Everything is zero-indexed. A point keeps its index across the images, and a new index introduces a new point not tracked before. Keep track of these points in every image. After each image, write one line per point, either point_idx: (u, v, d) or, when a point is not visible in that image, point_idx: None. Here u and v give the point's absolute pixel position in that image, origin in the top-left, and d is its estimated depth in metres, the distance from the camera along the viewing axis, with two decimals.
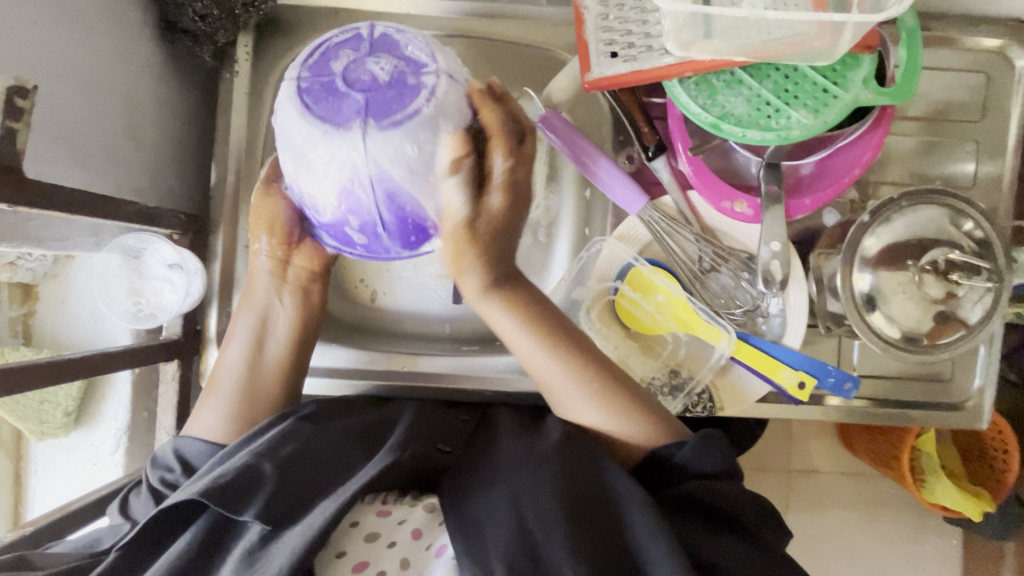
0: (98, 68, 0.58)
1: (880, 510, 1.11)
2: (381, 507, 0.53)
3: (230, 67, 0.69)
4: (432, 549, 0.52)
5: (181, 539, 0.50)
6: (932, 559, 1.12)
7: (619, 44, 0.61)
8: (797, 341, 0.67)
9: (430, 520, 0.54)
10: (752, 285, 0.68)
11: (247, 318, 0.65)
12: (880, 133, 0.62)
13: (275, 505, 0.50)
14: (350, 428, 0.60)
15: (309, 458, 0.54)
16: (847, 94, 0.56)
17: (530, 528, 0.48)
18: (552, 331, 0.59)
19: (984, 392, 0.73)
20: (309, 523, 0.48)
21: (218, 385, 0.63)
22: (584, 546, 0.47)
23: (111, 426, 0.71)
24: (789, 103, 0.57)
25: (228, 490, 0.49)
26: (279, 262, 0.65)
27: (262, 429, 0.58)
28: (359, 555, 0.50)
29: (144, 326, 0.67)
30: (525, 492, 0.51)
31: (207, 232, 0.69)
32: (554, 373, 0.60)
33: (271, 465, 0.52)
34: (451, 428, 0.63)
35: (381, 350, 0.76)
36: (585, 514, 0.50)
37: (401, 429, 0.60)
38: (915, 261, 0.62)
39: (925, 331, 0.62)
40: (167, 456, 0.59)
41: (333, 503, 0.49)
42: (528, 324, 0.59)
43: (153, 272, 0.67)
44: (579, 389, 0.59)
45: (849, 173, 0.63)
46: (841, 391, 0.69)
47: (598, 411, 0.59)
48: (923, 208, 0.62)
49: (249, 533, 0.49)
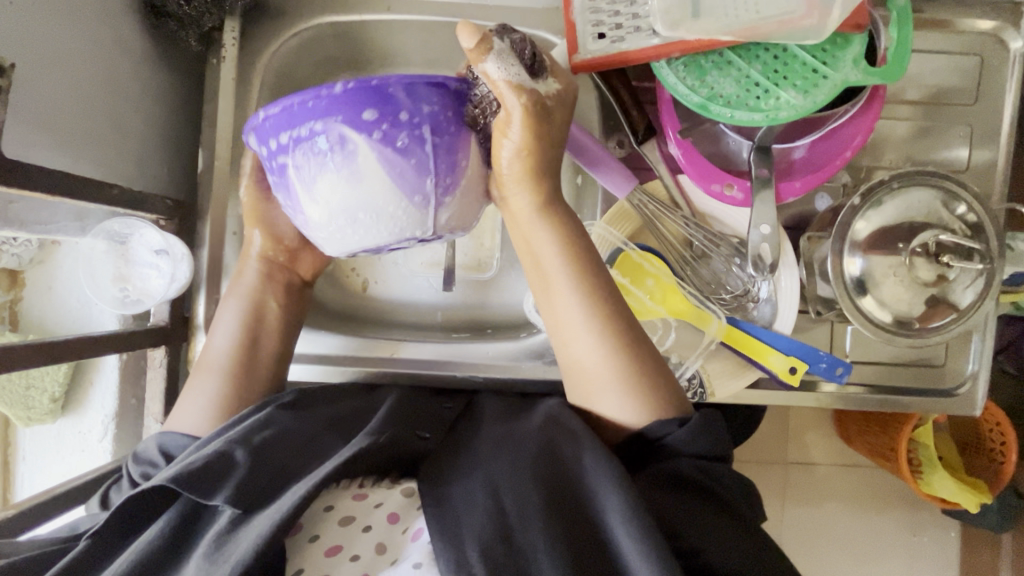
0: (81, 50, 0.58)
1: (876, 502, 1.11)
2: (357, 490, 0.53)
3: (217, 52, 0.69)
4: (409, 533, 0.51)
5: (154, 527, 0.50)
6: (928, 550, 1.11)
7: (607, 25, 0.60)
8: (789, 327, 0.66)
9: (408, 504, 0.53)
10: (742, 270, 0.68)
11: (232, 303, 0.65)
12: (872, 115, 0.61)
13: (249, 490, 0.49)
14: (331, 416, 0.60)
15: (283, 444, 0.54)
16: (837, 74, 0.55)
17: (506, 511, 0.48)
18: (608, 315, 0.55)
19: (977, 378, 0.73)
20: (279, 506, 0.47)
21: (205, 365, 0.63)
22: (561, 530, 0.47)
23: (99, 413, 0.71)
24: (778, 84, 0.57)
25: (197, 475, 0.49)
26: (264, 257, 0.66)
27: (239, 418, 0.57)
28: (333, 539, 0.50)
29: (131, 311, 0.67)
30: (505, 477, 0.51)
31: (195, 218, 0.69)
32: (595, 358, 0.55)
33: (243, 451, 0.51)
34: (434, 414, 0.63)
35: (372, 338, 0.76)
36: (564, 499, 0.49)
37: (383, 413, 0.60)
38: (906, 244, 0.61)
39: (916, 315, 0.62)
40: (150, 450, 0.57)
41: (305, 485, 0.49)
42: (590, 312, 0.55)
43: (140, 258, 0.66)
44: (607, 370, 0.55)
45: (841, 155, 0.63)
46: (834, 376, 0.68)
47: (618, 398, 0.55)
48: (914, 190, 0.62)
49: (221, 519, 0.48)
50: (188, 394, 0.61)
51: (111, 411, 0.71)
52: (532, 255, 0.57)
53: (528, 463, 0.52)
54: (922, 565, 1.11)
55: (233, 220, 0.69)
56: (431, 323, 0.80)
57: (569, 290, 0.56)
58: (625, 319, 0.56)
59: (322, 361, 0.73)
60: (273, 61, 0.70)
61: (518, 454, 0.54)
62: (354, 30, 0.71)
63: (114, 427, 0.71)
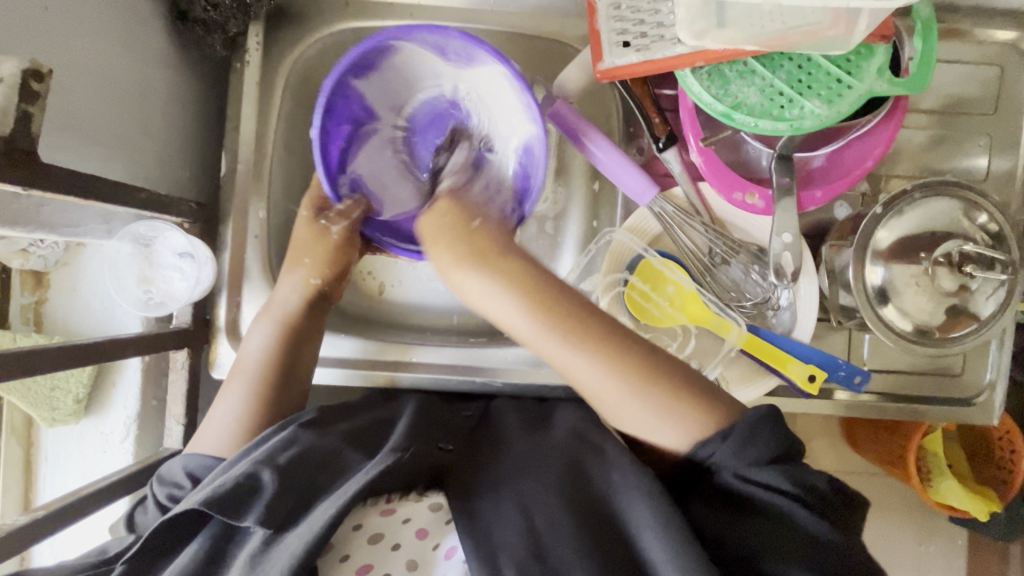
0: (111, 55, 0.58)
1: (885, 509, 1.10)
2: (385, 507, 0.54)
3: (240, 57, 0.70)
4: (440, 550, 0.52)
5: (188, 548, 0.50)
6: (939, 559, 1.11)
7: (632, 34, 0.61)
8: (808, 335, 0.66)
9: (436, 519, 0.54)
10: (763, 278, 0.68)
11: (264, 326, 0.65)
12: (893, 126, 0.62)
13: (279, 509, 0.50)
14: (354, 428, 0.61)
15: (308, 460, 0.54)
16: (861, 85, 0.55)
17: (538, 530, 0.48)
18: (620, 347, 0.54)
19: (994, 387, 0.73)
20: (311, 524, 0.48)
21: (241, 368, 0.65)
22: (594, 551, 0.47)
23: (121, 415, 0.71)
24: (802, 93, 0.57)
25: (227, 498, 0.49)
26: (306, 282, 0.66)
27: (264, 437, 0.58)
28: (364, 558, 0.52)
29: (155, 314, 0.67)
30: (531, 497, 0.51)
31: (218, 220, 0.69)
32: (601, 382, 0.54)
33: (269, 472, 0.52)
34: (454, 426, 0.64)
35: (388, 341, 0.76)
36: (593, 518, 0.49)
37: (403, 428, 0.60)
38: (928, 254, 0.61)
39: (937, 324, 0.62)
40: (176, 473, 0.58)
41: (335, 502, 0.49)
42: (597, 349, 0.54)
43: (164, 261, 0.67)
44: (621, 390, 0.54)
45: (860, 166, 0.63)
46: (851, 385, 0.69)
47: (663, 425, 0.53)
48: (936, 200, 0.62)
49: (252, 539, 0.49)
50: (222, 398, 0.63)
51: (132, 413, 0.71)
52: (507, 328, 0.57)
53: (556, 481, 0.53)
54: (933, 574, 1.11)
55: (255, 223, 0.69)
56: (447, 326, 0.80)
57: (545, 341, 0.55)
58: (639, 349, 0.55)
59: (339, 363, 0.73)
60: (297, 66, 0.71)
61: (543, 472, 0.54)
62: (376, 36, 0.72)
63: (135, 429, 0.71)
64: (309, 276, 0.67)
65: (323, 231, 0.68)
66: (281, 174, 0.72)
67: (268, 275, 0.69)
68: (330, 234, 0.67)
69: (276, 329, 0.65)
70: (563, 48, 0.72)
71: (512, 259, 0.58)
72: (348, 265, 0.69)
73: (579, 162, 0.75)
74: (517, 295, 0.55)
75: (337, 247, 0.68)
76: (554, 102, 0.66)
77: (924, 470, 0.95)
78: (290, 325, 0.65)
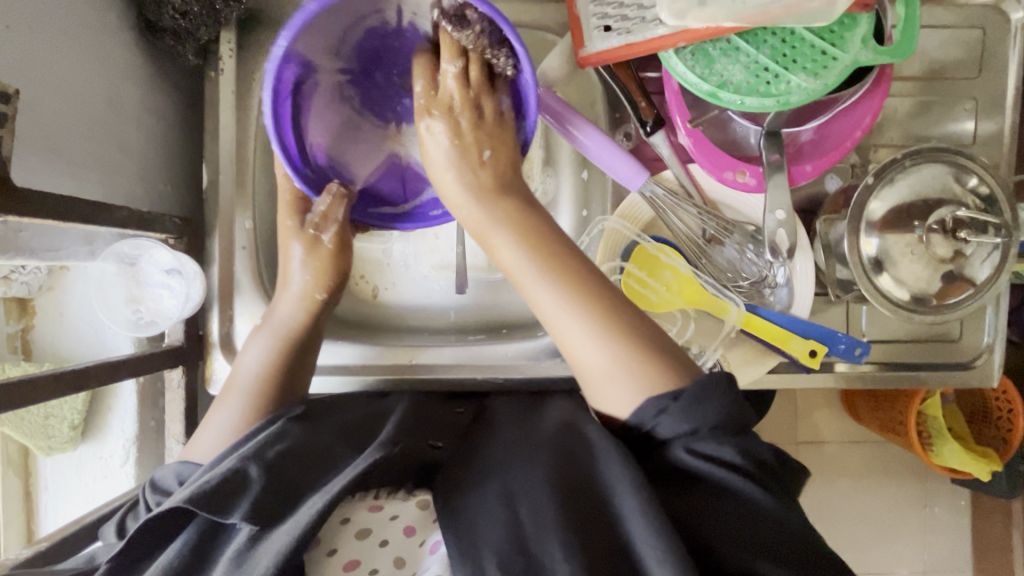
0: (80, 68, 0.57)
1: (887, 477, 1.11)
2: (372, 503, 0.54)
3: (214, 65, 0.68)
4: (427, 546, 0.52)
5: (174, 545, 0.49)
6: (942, 521, 1.12)
7: (613, 17, 0.60)
8: (806, 311, 0.66)
9: (424, 517, 0.54)
10: (758, 256, 0.67)
11: (264, 339, 0.64)
12: (880, 95, 0.61)
13: (264, 508, 0.48)
14: (344, 424, 0.61)
15: (296, 457, 0.53)
16: (847, 55, 0.55)
17: (524, 521, 0.48)
18: (598, 309, 0.54)
19: (993, 349, 0.73)
20: (298, 520, 0.47)
21: (234, 385, 0.63)
22: (575, 536, 0.47)
23: (119, 439, 0.70)
24: (788, 68, 0.56)
25: (211, 495, 0.48)
26: (309, 295, 0.65)
27: (253, 432, 0.57)
28: (351, 554, 0.51)
29: (146, 333, 0.66)
30: (524, 486, 0.51)
31: (203, 234, 0.68)
32: (577, 330, 0.54)
33: (257, 467, 0.50)
34: (443, 424, 0.64)
35: (384, 345, 0.75)
36: (582, 501, 0.49)
37: (392, 426, 0.60)
38: (921, 222, 0.61)
39: (935, 292, 0.63)
40: (167, 481, 0.56)
41: (322, 498, 0.48)
42: (568, 298, 0.54)
43: (151, 279, 0.65)
44: (602, 370, 0.54)
45: (850, 136, 0.63)
46: (852, 356, 0.69)
47: (623, 395, 0.53)
48: (927, 166, 0.62)
49: (238, 536, 0.48)
50: (216, 415, 0.61)
51: (130, 436, 0.70)
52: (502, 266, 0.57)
53: (547, 467, 0.53)
54: (935, 536, 1.12)
55: (241, 234, 0.68)
56: (442, 326, 0.80)
57: (545, 287, 0.55)
58: (634, 322, 0.55)
59: (336, 370, 0.73)
60: None
61: (535, 463, 0.54)
62: None
63: (135, 450, 0.71)
64: (299, 283, 0.65)
65: (316, 240, 0.65)
66: (264, 182, 0.70)
67: (259, 287, 0.68)
68: (323, 243, 0.64)
69: (285, 344, 0.64)
70: (542, 35, 0.70)
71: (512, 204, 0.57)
72: (344, 271, 0.67)
73: (566, 151, 0.74)
74: (539, 261, 0.55)
75: (331, 255, 0.65)
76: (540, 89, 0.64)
77: (923, 434, 0.96)
78: (290, 340, 0.64)
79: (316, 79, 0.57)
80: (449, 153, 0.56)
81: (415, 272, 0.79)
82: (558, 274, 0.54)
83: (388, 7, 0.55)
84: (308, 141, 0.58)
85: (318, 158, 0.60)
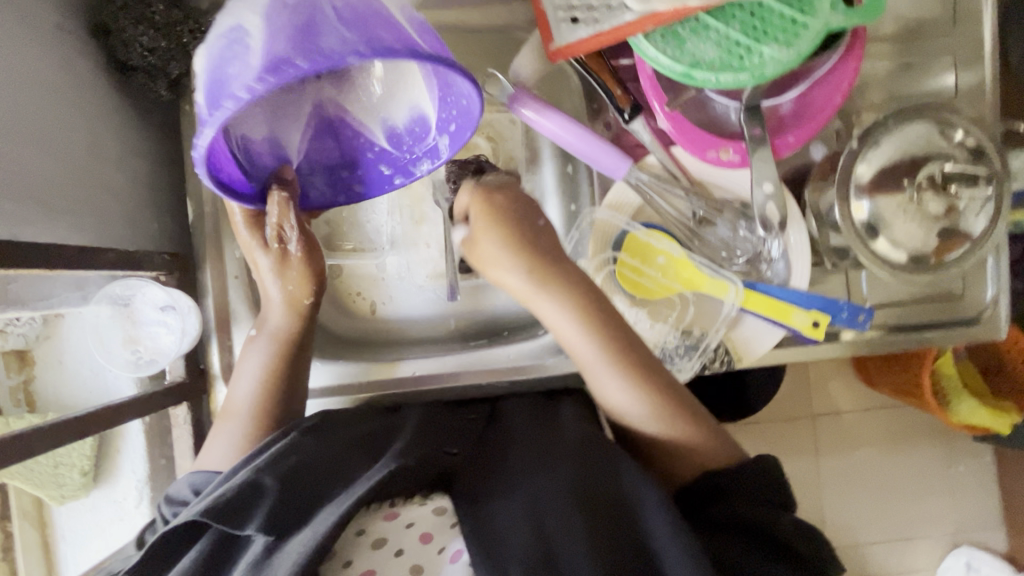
0: (59, 116, 0.57)
1: (909, 441, 1.11)
2: (388, 511, 0.54)
3: (188, 97, 0.68)
4: (445, 553, 0.51)
5: (188, 554, 0.50)
6: (969, 481, 1.12)
7: (579, 9, 0.60)
8: (805, 283, 0.66)
9: (441, 522, 0.53)
10: (751, 232, 0.67)
11: (261, 345, 0.64)
12: (856, 59, 0.61)
13: (282, 517, 0.49)
14: (356, 435, 0.60)
15: (309, 470, 0.53)
16: (816, 21, 0.54)
17: (548, 529, 0.48)
18: (607, 337, 0.61)
19: (998, 301, 0.72)
20: (314, 529, 0.47)
21: (230, 412, 0.64)
22: (601, 545, 0.47)
23: (131, 480, 0.70)
24: (759, 40, 0.55)
25: (228, 507, 0.49)
26: (296, 301, 0.63)
27: (266, 444, 0.57)
28: (368, 563, 0.50)
29: (148, 372, 0.65)
30: (542, 494, 0.51)
31: (194, 268, 0.68)
32: (586, 347, 0.61)
33: (271, 478, 0.51)
34: (458, 430, 0.63)
35: (388, 359, 0.75)
36: (602, 511, 0.50)
37: (406, 437, 0.59)
38: (911, 181, 0.61)
39: (931, 250, 0.62)
40: (183, 491, 0.58)
41: (336, 509, 0.48)
42: (601, 345, 0.60)
43: (146, 318, 0.65)
44: (597, 357, 0.61)
45: (829, 104, 0.63)
46: (855, 323, 0.69)
47: (615, 380, 0.60)
48: (911, 124, 0.61)
49: (253, 546, 0.49)
50: (214, 441, 0.63)
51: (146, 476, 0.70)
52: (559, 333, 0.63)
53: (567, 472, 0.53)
54: (964, 496, 1.12)
55: (233, 264, 0.68)
56: (445, 336, 0.79)
57: (579, 334, 0.61)
58: (640, 360, 0.61)
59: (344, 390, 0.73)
60: None
61: (556, 471, 0.54)
62: None
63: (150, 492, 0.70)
64: (277, 285, 0.63)
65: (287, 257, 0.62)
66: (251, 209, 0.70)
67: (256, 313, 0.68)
68: (290, 255, 0.62)
69: (280, 361, 0.63)
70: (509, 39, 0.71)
71: (564, 272, 0.62)
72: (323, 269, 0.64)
73: (548, 148, 0.74)
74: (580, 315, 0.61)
75: (306, 258, 0.62)
76: (512, 89, 0.66)
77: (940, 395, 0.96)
78: (286, 344, 0.63)
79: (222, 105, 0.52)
80: (504, 251, 0.62)
81: (409, 283, 0.79)
82: (588, 320, 0.61)
83: (248, 16, 0.44)
84: (251, 155, 0.56)
85: (257, 157, 0.57)
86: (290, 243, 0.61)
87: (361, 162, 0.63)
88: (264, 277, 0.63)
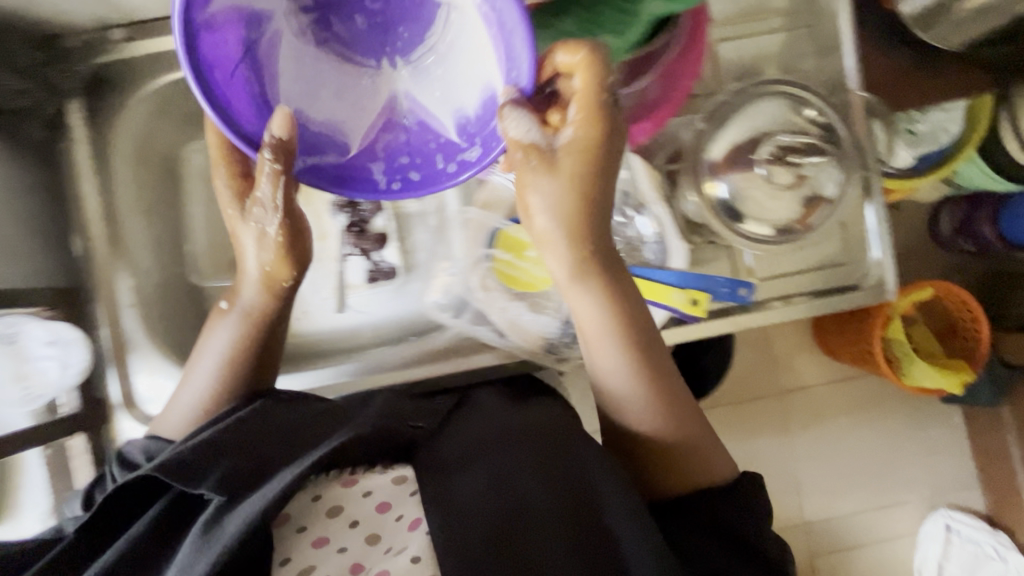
0: None
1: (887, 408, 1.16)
2: (346, 478, 0.55)
3: (64, 135, 0.77)
4: (403, 521, 0.53)
5: (141, 520, 0.55)
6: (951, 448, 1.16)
7: None
8: (682, 262, 0.68)
9: (398, 491, 0.55)
10: (621, 218, 0.70)
11: (230, 321, 0.69)
12: (700, 45, 0.63)
13: (234, 479, 0.54)
14: (302, 415, 0.63)
15: (257, 438, 0.58)
16: (642, 10, 0.59)
17: (516, 494, 0.54)
18: (618, 295, 0.62)
19: (884, 262, 0.72)
20: (264, 493, 0.51)
21: (179, 399, 0.69)
22: (560, 531, 0.52)
23: (33, 525, 0.71)
24: (595, 31, 0.61)
25: (184, 467, 0.54)
26: (263, 269, 0.66)
27: (220, 417, 0.62)
28: (319, 531, 0.52)
29: (39, 404, 0.69)
30: (504, 469, 0.56)
31: (82, 302, 0.76)
32: (590, 310, 0.62)
33: (211, 435, 0.57)
34: (427, 408, 0.67)
35: (306, 369, 0.81)
36: (571, 496, 0.54)
37: (372, 409, 0.64)
38: (754, 156, 0.63)
39: (794, 218, 0.63)
40: (132, 454, 0.63)
41: (292, 471, 0.53)
42: (607, 303, 0.62)
43: (36, 352, 0.69)
44: (600, 326, 0.62)
45: (682, 88, 0.65)
46: (739, 297, 0.70)
47: (610, 345, 0.62)
48: (760, 102, 0.63)
49: (209, 507, 0.53)
50: (172, 410, 0.69)
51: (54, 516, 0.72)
52: (578, 321, 0.64)
53: (527, 452, 0.58)
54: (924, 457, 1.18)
55: (126, 293, 0.77)
56: (360, 341, 0.83)
57: (580, 296, 0.63)
58: (630, 315, 0.62)
59: None
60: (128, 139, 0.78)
61: (521, 449, 0.59)
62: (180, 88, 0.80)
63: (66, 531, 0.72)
64: (251, 260, 0.66)
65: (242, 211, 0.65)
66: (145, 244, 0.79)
67: (151, 340, 0.77)
68: (268, 234, 0.64)
69: (225, 371, 0.68)
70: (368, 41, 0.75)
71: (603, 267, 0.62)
72: (303, 253, 0.67)
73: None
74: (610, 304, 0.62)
75: (289, 239, 0.65)
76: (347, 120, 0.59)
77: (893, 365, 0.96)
78: (254, 321, 0.69)
79: (265, 35, 0.55)
80: (558, 197, 0.59)
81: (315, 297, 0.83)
82: (611, 293, 0.61)
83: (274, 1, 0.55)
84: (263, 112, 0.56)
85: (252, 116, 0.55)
86: (262, 183, 0.59)
87: (369, 158, 0.60)
88: (242, 232, 0.65)
